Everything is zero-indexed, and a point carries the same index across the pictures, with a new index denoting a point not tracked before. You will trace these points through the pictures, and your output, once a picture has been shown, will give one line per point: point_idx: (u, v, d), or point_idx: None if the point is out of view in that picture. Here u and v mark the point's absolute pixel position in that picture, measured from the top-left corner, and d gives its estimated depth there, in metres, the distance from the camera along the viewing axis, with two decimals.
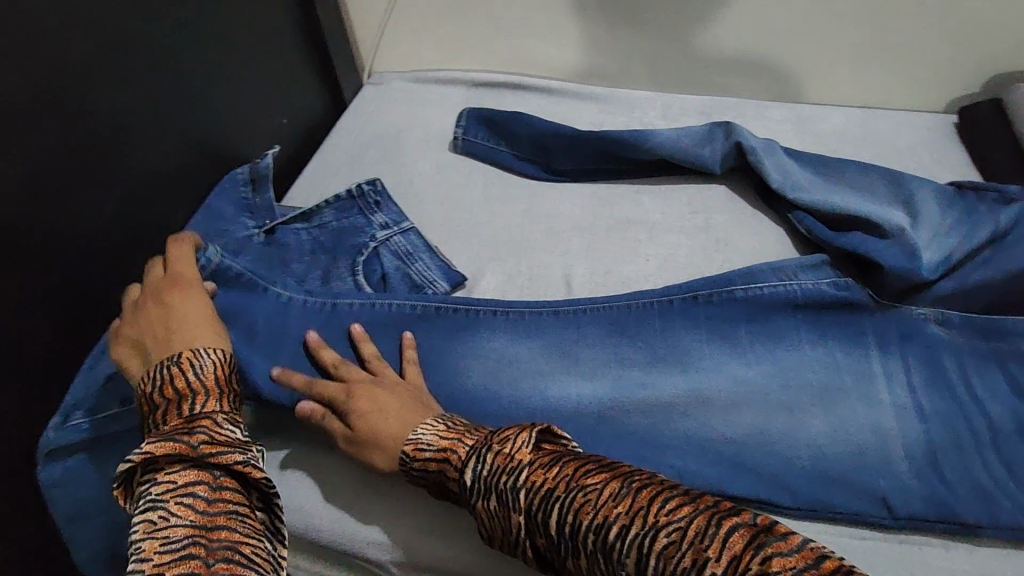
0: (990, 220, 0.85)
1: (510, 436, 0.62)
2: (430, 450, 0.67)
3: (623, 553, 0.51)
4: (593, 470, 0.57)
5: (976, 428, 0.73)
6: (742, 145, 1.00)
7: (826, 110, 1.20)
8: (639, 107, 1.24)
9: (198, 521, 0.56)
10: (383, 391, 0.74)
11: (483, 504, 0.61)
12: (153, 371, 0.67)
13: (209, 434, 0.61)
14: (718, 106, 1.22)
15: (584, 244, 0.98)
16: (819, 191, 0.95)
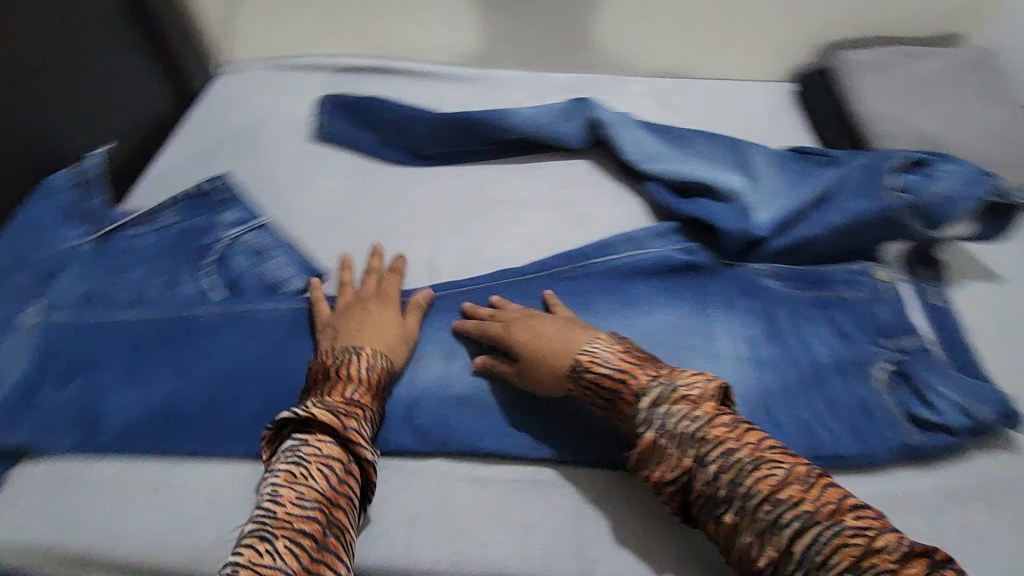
0: (813, 177, 0.94)
1: (699, 385, 0.63)
2: (610, 367, 0.66)
3: (795, 531, 0.54)
4: (778, 449, 0.59)
5: (801, 370, 0.78)
6: (598, 120, 1.03)
7: (684, 83, 1.25)
8: (509, 88, 1.23)
9: (330, 494, 0.59)
10: (549, 323, 0.75)
11: (652, 443, 0.62)
12: (337, 355, 0.73)
13: (359, 423, 0.66)
14: (584, 84, 1.24)
15: (449, 229, 0.97)
16: (670, 159, 0.99)
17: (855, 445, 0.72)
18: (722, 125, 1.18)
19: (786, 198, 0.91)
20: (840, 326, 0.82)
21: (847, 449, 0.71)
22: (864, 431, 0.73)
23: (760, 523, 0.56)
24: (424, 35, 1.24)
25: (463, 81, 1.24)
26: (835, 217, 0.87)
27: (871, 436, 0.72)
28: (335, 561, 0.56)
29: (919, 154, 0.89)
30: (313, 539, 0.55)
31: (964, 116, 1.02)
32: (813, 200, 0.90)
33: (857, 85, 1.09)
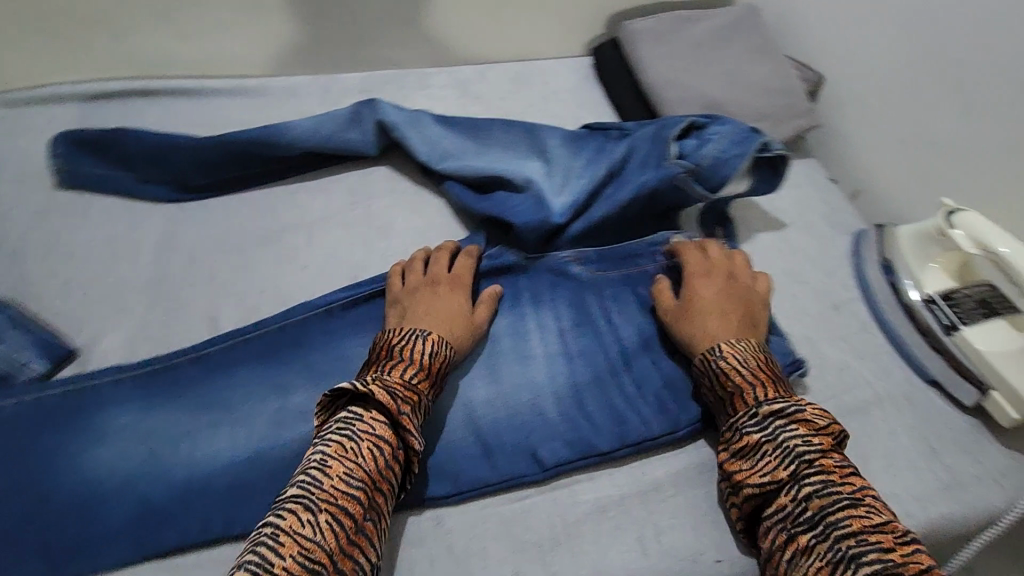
0: (606, 153, 0.92)
1: (824, 420, 0.63)
2: (745, 368, 0.67)
3: (873, 573, 0.50)
4: (881, 502, 0.56)
5: (611, 355, 0.78)
6: (384, 121, 0.95)
7: (485, 68, 1.21)
8: (297, 96, 1.12)
9: (371, 477, 0.58)
10: (713, 287, 0.77)
11: (769, 459, 0.61)
12: (403, 335, 0.70)
13: (411, 412, 0.63)
14: (380, 83, 1.16)
15: (231, 266, 0.85)
16: (465, 154, 0.94)
17: (664, 423, 0.71)
18: (526, 108, 1.15)
19: (581, 181, 0.89)
20: (644, 300, 0.83)
21: (657, 429, 0.71)
22: (670, 406, 0.73)
23: (836, 555, 0.53)
24: (183, 49, 1.09)
25: (241, 94, 1.10)
26: (630, 194, 0.85)
27: (678, 410, 0.72)
28: (369, 546, 0.56)
29: (696, 119, 0.89)
30: (353, 520, 0.55)
31: (738, 73, 1.05)
32: (609, 176, 0.88)
33: (640, 52, 1.10)
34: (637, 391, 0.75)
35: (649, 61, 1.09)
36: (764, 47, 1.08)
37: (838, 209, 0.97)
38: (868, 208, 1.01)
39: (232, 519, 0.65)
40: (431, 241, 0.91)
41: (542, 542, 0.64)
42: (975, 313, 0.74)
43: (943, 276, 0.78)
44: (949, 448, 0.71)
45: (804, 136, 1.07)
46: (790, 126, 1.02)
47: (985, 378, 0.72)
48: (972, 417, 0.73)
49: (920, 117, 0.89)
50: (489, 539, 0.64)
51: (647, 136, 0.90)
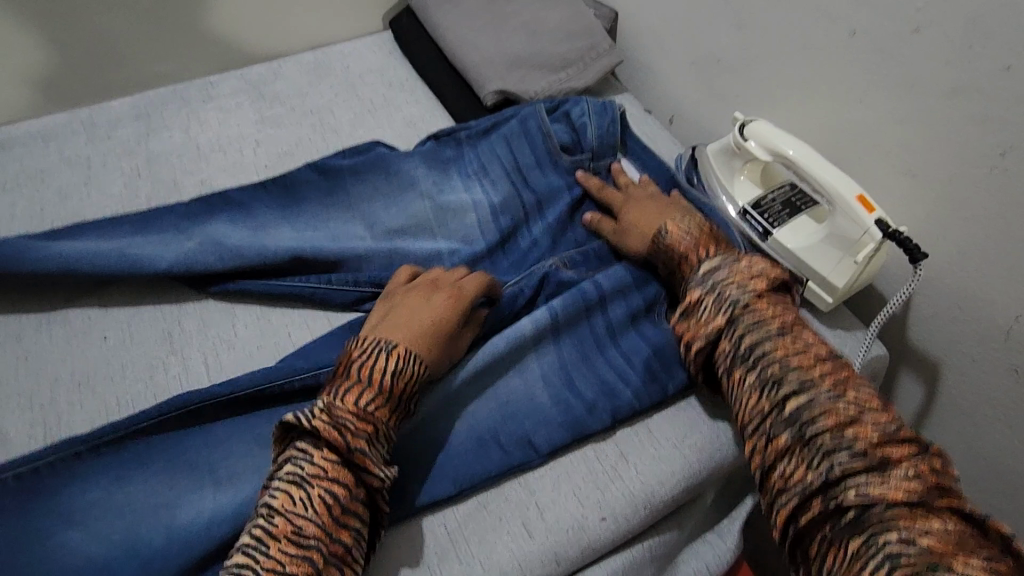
0: (485, 165, 0.89)
1: (758, 270, 0.69)
2: (687, 237, 0.74)
3: (791, 392, 0.60)
4: (808, 335, 0.65)
5: (561, 345, 0.73)
6: (189, 225, 0.81)
7: (281, 64, 1.10)
8: (56, 138, 0.96)
9: (327, 526, 0.54)
10: (644, 195, 0.82)
11: (708, 300, 0.68)
12: (365, 349, 0.63)
13: (369, 442, 0.58)
14: (158, 102, 1.03)
15: (9, 361, 0.72)
16: (322, 233, 0.83)
17: (652, 393, 0.71)
18: (329, 100, 1.05)
19: (464, 212, 0.85)
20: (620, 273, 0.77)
21: (646, 400, 0.70)
22: (659, 374, 0.72)
23: (762, 381, 0.62)
24: None
25: None
26: (518, 209, 0.86)
27: (665, 377, 0.72)
28: None
29: (548, 105, 0.93)
30: None
31: (536, 23, 1.03)
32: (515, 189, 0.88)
33: (433, 16, 1.06)
34: (586, 383, 0.71)
35: (443, 23, 1.04)
36: None
37: (655, 139, 0.99)
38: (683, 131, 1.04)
39: None
40: None
41: (427, 559, 0.61)
42: (782, 215, 0.78)
43: (750, 184, 0.82)
44: None
45: (613, 73, 1.08)
46: (597, 68, 1.01)
47: (801, 274, 0.76)
48: (798, 309, 0.79)
49: (702, 37, 0.92)
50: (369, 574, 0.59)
51: (531, 146, 0.89)
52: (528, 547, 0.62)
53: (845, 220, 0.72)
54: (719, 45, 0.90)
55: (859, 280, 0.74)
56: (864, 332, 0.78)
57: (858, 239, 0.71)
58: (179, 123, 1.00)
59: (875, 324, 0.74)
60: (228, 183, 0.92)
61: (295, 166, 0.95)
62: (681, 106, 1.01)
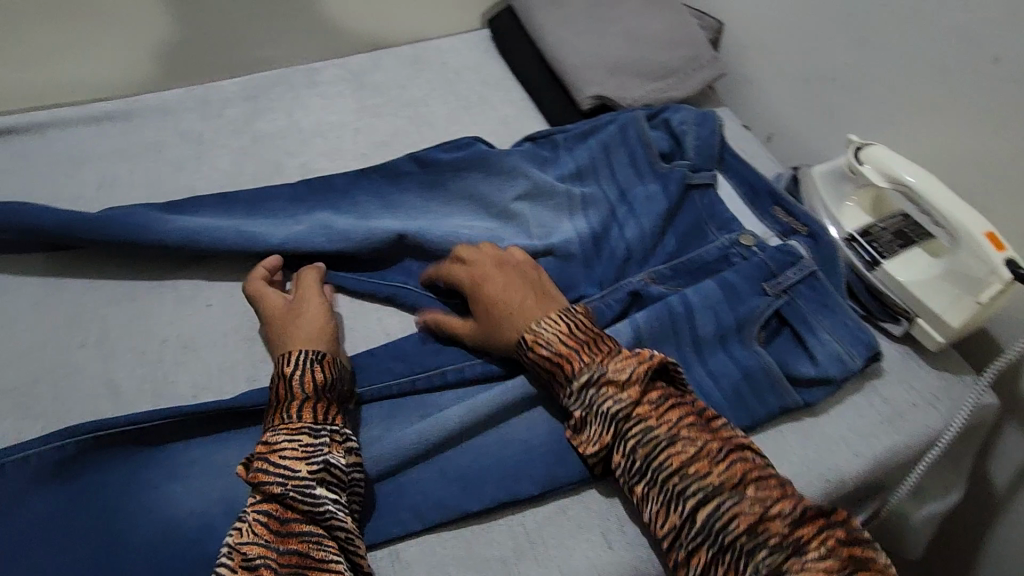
0: (582, 168, 0.91)
1: (624, 370, 0.63)
2: (548, 348, 0.65)
3: (697, 502, 0.56)
4: (695, 425, 0.60)
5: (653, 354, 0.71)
6: (300, 210, 0.85)
7: (381, 56, 1.13)
8: (171, 113, 1.02)
9: (272, 541, 0.54)
10: (499, 282, 0.71)
11: (591, 413, 0.63)
12: (277, 367, 0.65)
13: (268, 459, 0.58)
14: (266, 85, 1.07)
15: (123, 317, 0.77)
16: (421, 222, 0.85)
17: (741, 417, 0.68)
18: (426, 93, 1.07)
19: (547, 212, 0.87)
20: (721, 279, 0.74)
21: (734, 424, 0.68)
22: (749, 400, 0.68)
23: (666, 494, 0.58)
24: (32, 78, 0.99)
25: (106, 121, 0.99)
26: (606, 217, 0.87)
27: (756, 403, 0.68)
28: None
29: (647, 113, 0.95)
30: None
31: (638, 29, 1.02)
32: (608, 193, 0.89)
33: (535, 17, 1.06)
34: None
35: (544, 25, 1.04)
36: None
37: (754, 156, 0.96)
38: (782, 150, 1.00)
39: None
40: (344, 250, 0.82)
41: (507, 557, 0.61)
42: (893, 245, 0.75)
43: (857, 211, 0.79)
44: (886, 382, 0.72)
45: (712, 86, 1.06)
46: (698, 78, 1.00)
47: (909, 308, 0.73)
48: (902, 345, 0.75)
49: (817, 54, 0.89)
50: (451, 564, 0.60)
51: (625, 157, 0.91)
52: (607, 558, 0.61)
53: (968, 256, 0.68)
54: (838, 64, 0.86)
55: (977, 321, 0.69)
56: (973, 377, 0.74)
57: (984, 277, 0.67)
58: (284, 106, 1.04)
59: (990, 370, 0.70)
60: (328, 167, 0.96)
61: (390, 156, 0.98)
62: (784, 124, 0.98)
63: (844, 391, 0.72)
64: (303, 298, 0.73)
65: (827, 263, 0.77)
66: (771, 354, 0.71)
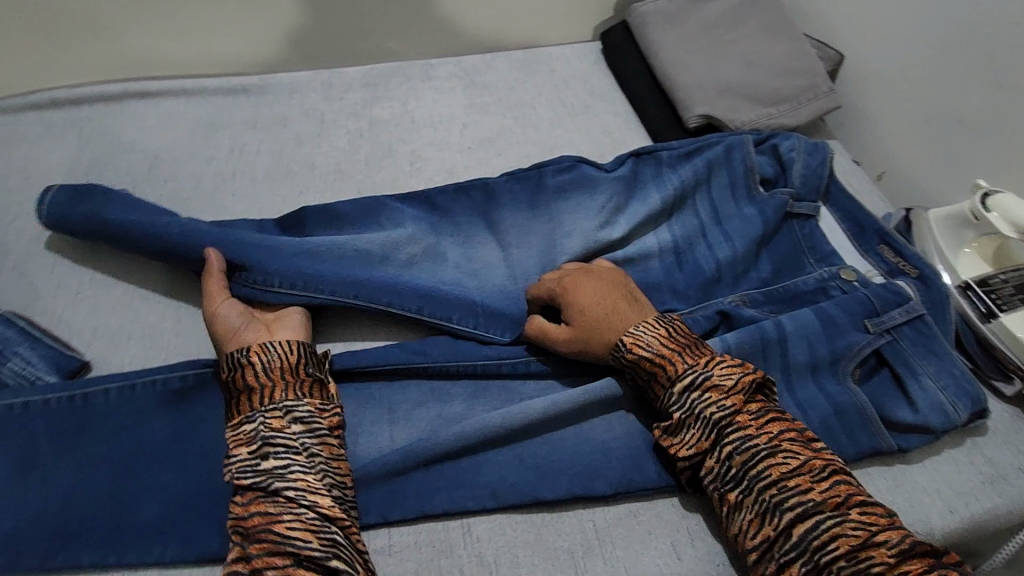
0: (682, 184, 0.89)
1: (732, 377, 0.63)
2: (650, 350, 0.66)
3: (796, 517, 0.56)
4: (799, 441, 0.60)
5: None
6: (385, 203, 0.87)
7: (494, 57, 1.18)
8: (298, 92, 1.10)
9: (238, 513, 0.57)
10: (596, 285, 0.72)
11: (687, 419, 0.63)
12: (227, 370, 0.65)
13: (229, 447, 0.61)
14: (385, 75, 1.14)
15: None
16: (502, 235, 0.87)
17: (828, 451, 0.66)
18: (533, 97, 1.11)
19: (639, 227, 0.87)
20: (821, 310, 0.72)
21: None
22: (838, 435, 0.67)
23: (762, 505, 0.58)
24: (183, 48, 1.09)
25: (242, 93, 1.09)
26: (699, 237, 0.87)
27: (845, 440, 0.67)
28: (270, 558, 0.54)
29: (751, 135, 0.93)
30: (245, 560, 0.54)
31: (754, 54, 1.02)
32: (703, 214, 0.89)
33: (649, 35, 1.07)
34: None
35: (657, 44, 1.06)
36: (780, 25, 1.04)
37: (864, 193, 0.94)
38: (892, 190, 0.98)
39: None
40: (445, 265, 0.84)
41: (574, 549, 0.62)
42: (1014, 299, 0.72)
43: (977, 259, 0.78)
44: (988, 440, 0.69)
45: (824, 118, 1.04)
46: (811, 109, 0.98)
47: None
48: (1013, 406, 0.72)
49: (948, 95, 0.87)
50: (518, 546, 0.62)
51: (724, 180, 0.90)
52: (676, 568, 0.61)
53: None
54: (970, 108, 0.84)
55: None
56: None
57: None
58: (399, 96, 1.10)
59: None
60: (435, 156, 1.00)
61: (494, 152, 1.02)
62: (900, 163, 0.96)
63: (940, 443, 0.69)
64: (213, 299, 0.74)
65: (936, 308, 0.74)
66: (865, 393, 0.69)
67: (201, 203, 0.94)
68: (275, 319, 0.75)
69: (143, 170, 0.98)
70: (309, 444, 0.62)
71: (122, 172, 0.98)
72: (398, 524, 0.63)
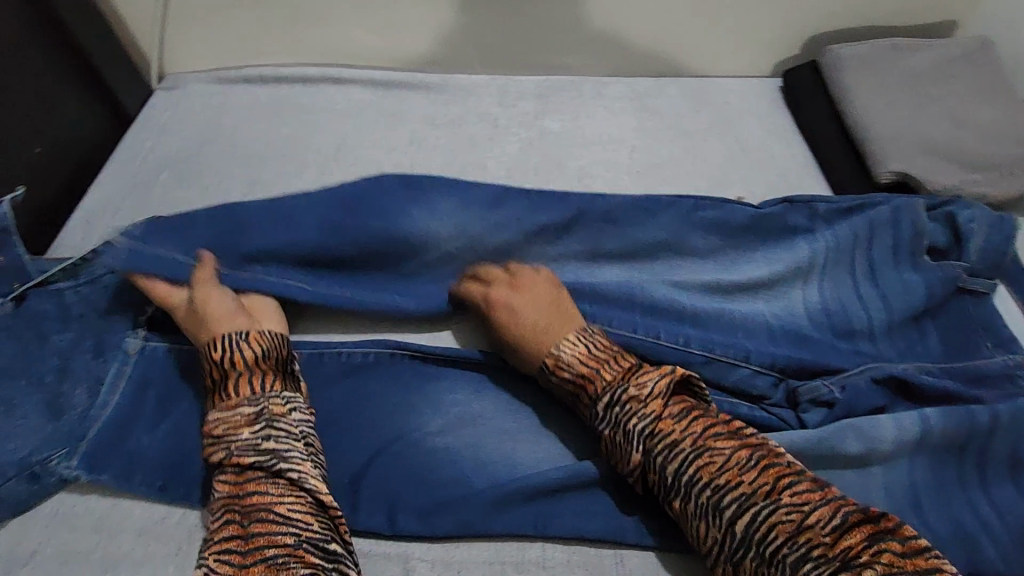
0: (844, 244, 0.84)
1: (652, 388, 0.63)
2: (571, 370, 0.67)
3: (733, 516, 0.56)
4: (722, 436, 0.60)
5: (924, 460, 0.66)
6: (534, 210, 0.84)
7: (666, 83, 1.17)
8: (474, 95, 1.15)
9: (232, 492, 0.61)
10: (519, 295, 0.74)
11: (613, 434, 0.63)
12: (217, 347, 0.67)
13: (213, 437, 0.64)
14: (557, 88, 1.16)
15: None
16: (650, 268, 0.84)
17: None
18: (706, 128, 1.09)
19: (809, 273, 0.83)
20: None
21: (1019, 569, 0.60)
22: None
23: (703, 509, 0.58)
24: (376, 41, 1.16)
25: (424, 89, 1.14)
26: (883, 294, 0.80)
27: None
28: (270, 535, 0.57)
29: (925, 200, 0.86)
30: (237, 537, 0.57)
31: (962, 115, 0.95)
32: (867, 275, 0.82)
33: (844, 79, 1.02)
34: (957, 517, 0.63)
35: (854, 88, 1.00)
36: (995, 89, 0.97)
37: None
38: None
39: (407, 523, 0.65)
40: (619, 271, 0.84)
41: None
42: None
43: None
44: None
45: None
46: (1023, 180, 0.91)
47: None
48: None
49: None
50: None
51: (897, 244, 0.83)
52: None
53: None
54: None
55: None
56: None
57: None
58: (570, 110, 1.12)
59: None
60: (603, 176, 1.01)
61: (662, 179, 1.01)
62: None
63: None
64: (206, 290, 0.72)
65: None
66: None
67: None
68: (253, 303, 0.76)
69: (330, 150, 1.05)
70: (307, 434, 0.65)
71: (311, 150, 1.05)
72: (554, 539, 0.64)
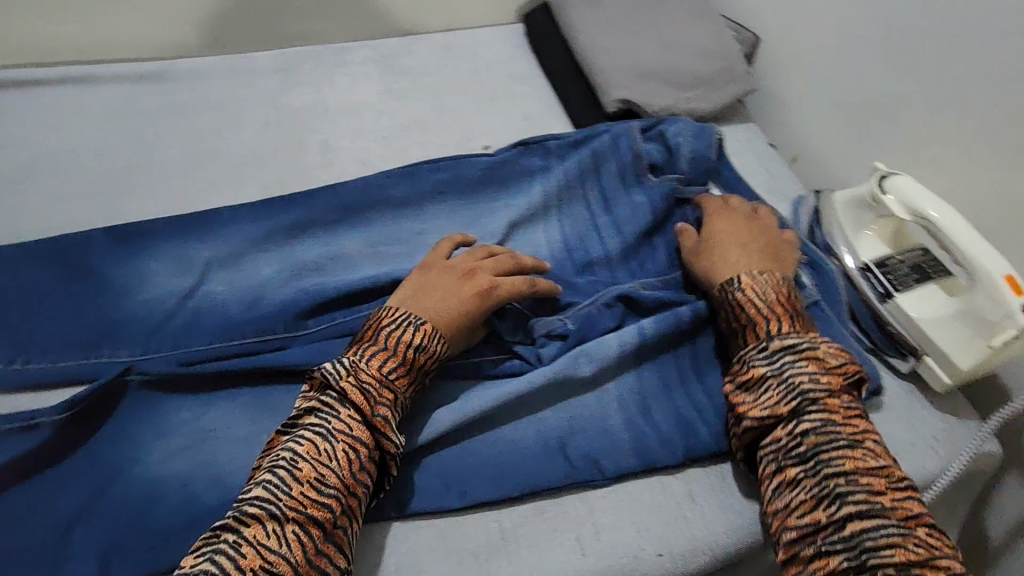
0: (575, 177, 0.87)
1: (837, 361, 0.62)
2: (763, 300, 0.66)
3: (856, 513, 0.52)
4: (881, 445, 0.58)
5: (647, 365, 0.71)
6: (263, 211, 0.83)
7: (412, 41, 1.13)
8: (202, 78, 1.03)
9: (348, 483, 0.54)
10: (723, 221, 0.77)
11: (768, 375, 0.62)
12: (394, 318, 0.63)
13: (390, 413, 0.58)
14: (296, 59, 1.08)
15: (128, 271, 0.77)
16: (398, 244, 0.82)
17: None
18: (454, 82, 1.07)
19: (543, 211, 0.85)
20: None
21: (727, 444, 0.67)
22: None
23: (820, 489, 0.55)
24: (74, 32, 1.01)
25: (139, 79, 1.01)
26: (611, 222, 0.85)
27: None
28: (336, 555, 0.52)
29: (643, 123, 0.91)
30: (321, 529, 0.52)
31: (676, 36, 1.01)
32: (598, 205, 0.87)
33: (568, 17, 1.05)
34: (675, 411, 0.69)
35: (577, 25, 1.03)
36: (697, 9, 1.04)
37: (775, 179, 0.95)
38: (809, 172, 1.04)
39: (124, 567, 0.58)
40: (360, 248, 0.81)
41: (479, 551, 0.61)
42: (909, 279, 0.76)
43: (876, 241, 0.81)
44: (887, 419, 0.72)
45: (740, 103, 1.05)
46: (726, 93, 0.99)
47: (917, 345, 0.74)
48: (907, 383, 0.76)
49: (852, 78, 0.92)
50: (422, 553, 0.61)
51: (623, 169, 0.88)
52: (582, 563, 0.60)
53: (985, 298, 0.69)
54: (873, 87, 0.90)
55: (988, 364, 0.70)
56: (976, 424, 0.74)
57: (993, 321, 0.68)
58: (312, 82, 1.05)
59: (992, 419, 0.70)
60: (349, 147, 0.96)
61: (410, 142, 0.98)
62: (815, 152, 1.02)
63: None
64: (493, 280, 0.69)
65: (831, 296, 0.78)
66: None
67: (93, 200, 0.87)
68: None
69: (24, 163, 0.90)
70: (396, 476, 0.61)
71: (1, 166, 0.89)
72: None
